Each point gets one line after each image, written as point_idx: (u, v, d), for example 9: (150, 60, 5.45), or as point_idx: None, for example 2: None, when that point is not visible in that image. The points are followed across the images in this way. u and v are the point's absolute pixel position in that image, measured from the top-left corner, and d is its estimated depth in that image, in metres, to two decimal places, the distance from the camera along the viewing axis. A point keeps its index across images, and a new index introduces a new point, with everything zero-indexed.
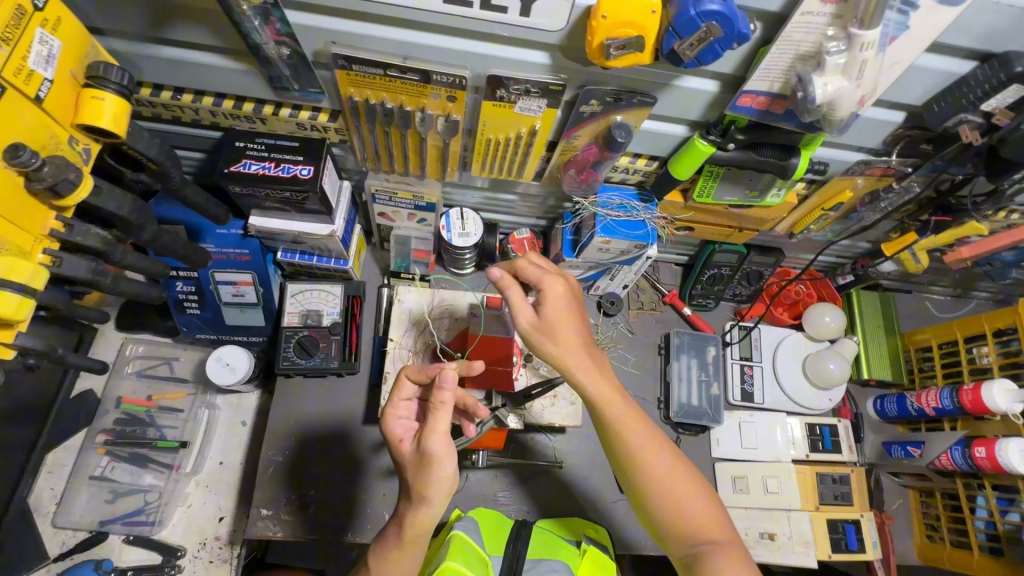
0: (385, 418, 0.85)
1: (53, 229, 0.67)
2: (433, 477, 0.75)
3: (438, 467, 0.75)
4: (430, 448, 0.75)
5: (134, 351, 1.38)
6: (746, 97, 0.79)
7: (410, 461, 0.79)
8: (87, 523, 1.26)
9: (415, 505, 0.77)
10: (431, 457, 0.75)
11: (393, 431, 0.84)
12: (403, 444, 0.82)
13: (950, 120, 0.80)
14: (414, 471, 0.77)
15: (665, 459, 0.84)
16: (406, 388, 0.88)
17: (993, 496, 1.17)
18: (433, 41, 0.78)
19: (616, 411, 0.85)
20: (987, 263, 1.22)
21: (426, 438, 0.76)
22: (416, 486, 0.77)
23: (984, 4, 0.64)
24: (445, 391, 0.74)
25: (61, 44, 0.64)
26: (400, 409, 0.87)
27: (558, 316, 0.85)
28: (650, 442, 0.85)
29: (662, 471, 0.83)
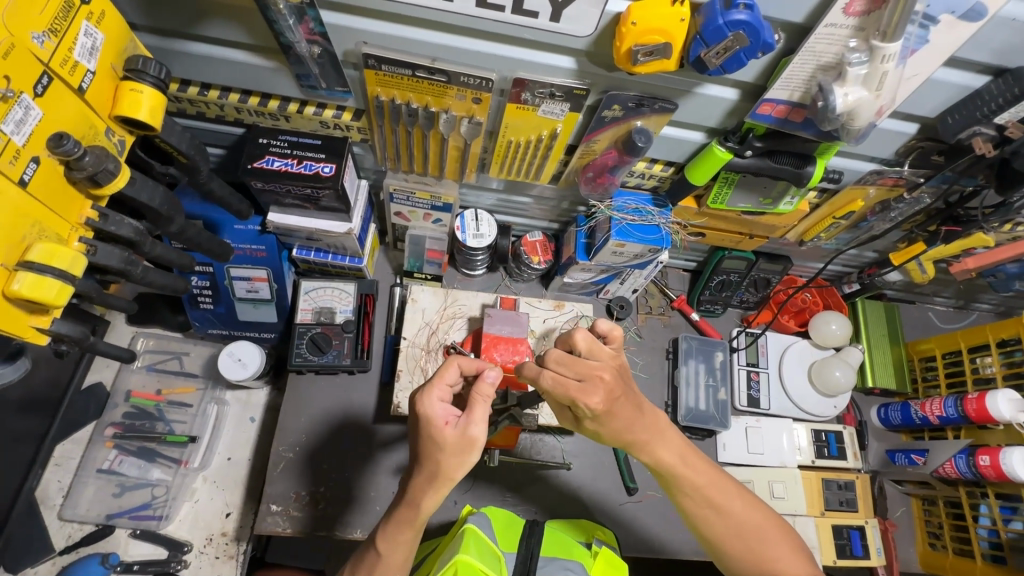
0: (428, 400, 0.77)
1: (89, 218, 0.69)
2: (467, 461, 0.76)
3: (477, 454, 0.77)
4: (478, 434, 0.75)
5: (145, 345, 1.39)
6: (766, 106, 0.80)
7: (450, 443, 0.76)
8: (94, 516, 1.26)
9: (436, 483, 0.76)
10: (474, 442, 0.76)
11: (434, 413, 0.77)
12: (447, 428, 0.76)
13: (963, 133, 0.82)
14: (451, 453, 0.75)
15: (747, 510, 0.86)
16: (450, 372, 0.83)
17: (995, 505, 1.19)
18: (461, 43, 0.80)
19: (688, 477, 0.85)
20: (992, 274, 1.24)
21: (477, 421, 0.76)
22: (446, 468, 0.76)
23: (1000, 21, 0.66)
24: (491, 385, 0.79)
25: (104, 37, 0.66)
26: (440, 390, 0.80)
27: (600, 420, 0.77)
28: (731, 497, 0.86)
29: (736, 527, 0.85)
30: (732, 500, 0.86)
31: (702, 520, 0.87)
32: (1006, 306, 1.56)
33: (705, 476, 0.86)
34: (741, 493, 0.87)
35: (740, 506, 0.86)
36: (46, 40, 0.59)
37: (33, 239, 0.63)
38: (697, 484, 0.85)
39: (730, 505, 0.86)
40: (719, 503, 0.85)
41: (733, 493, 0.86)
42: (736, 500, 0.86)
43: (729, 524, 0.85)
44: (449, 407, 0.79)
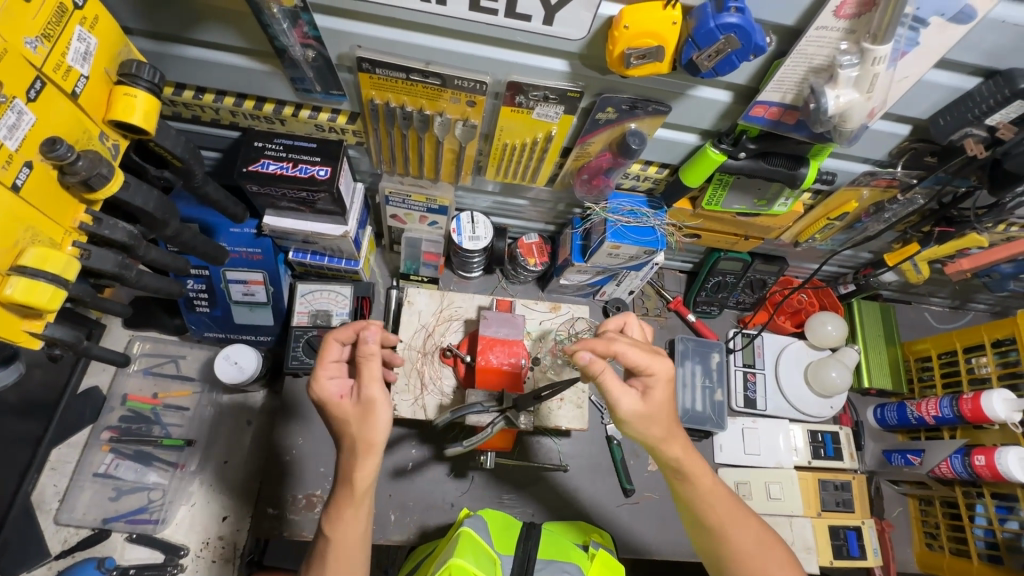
0: (315, 380, 0.81)
1: (83, 223, 0.69)
2: (377, 422, 0.78)
3: (382, 411, 0.79)
4: (372, 393, 0.79)
5: (141, 349, 1.39)
6: (759, 108, 0.81)
7: (352, 414, 0.79)
8: (90, 520, 1.26)
9: (360, 456, 0.79)
10: (372, 401, 0.79)
11: (327, 391, 0.81)
12: (343, 400, 0.80)
13: (956, 134, 0.82)
14: (357, 422, 0.79)
15: (756, 537, 0.84)
16: (335, 349, 0.83)
17: (991, 504, 1.19)
18: (454, 47, 0.80)
19: (698, 479, 0.84)
20: (986, 274, 1.25)
21: (367, 382, 0.79)
22: (362, 437, 0.79)
23: (990, 23, 0.67)
24: (371, 343, 0.78)
25: (97, 42, 0.66)
26: (330, 369, 0.83)
27: (658, 405, 0.81)
28: (743, 522, 0.85)
29: (742, 544, 0.83)
30: (744, 526, 0.84)
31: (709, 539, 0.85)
32: (1002, 306, 1.57)
33: (721, 497, 0.85)
34: (755, 519, 0.85)
35: (750, 531, 0.84)
36: (39, 45, 0.59)
37: (27, 243, 0.63)
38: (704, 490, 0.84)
39: (741, 529, 0.84)
40: (730, 524, 0.84)
41: (745, 519, 0.85)
42: (749, 525, 0.85)
43: (737, 549, 0.83)
44: (343, 381, 0.83)
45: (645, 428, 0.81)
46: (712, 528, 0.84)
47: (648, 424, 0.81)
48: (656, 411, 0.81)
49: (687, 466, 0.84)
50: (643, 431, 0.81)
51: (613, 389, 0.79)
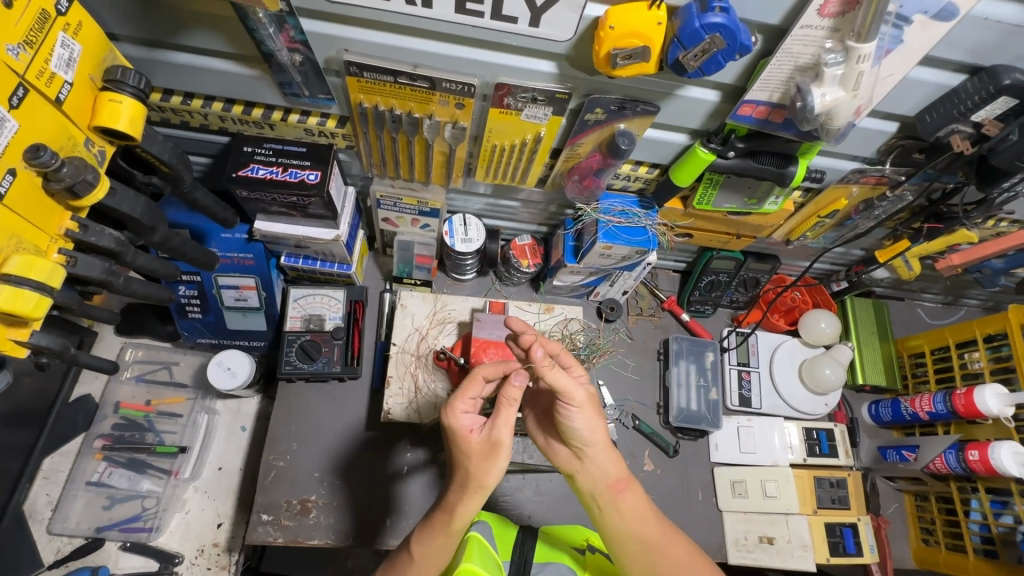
0: (449, 410, 0.81)
1: (69, 230, 0.69)
2: (497, 465, 0.78)
3: (506, 456, 0.79)
4: (503, 435, 0.79)
5: (134, 356, 1.38)
6: (746, 107, 0.81)
7: (477, 449, 0.79)
8: (83, 529, 1.25)
9: (471, 490, 0.79)
10: (500, 444, 0.79)
11: (459, 423, 0.81)
12: (473, 435, 0.80)
13: (941, 131, 0.83)
14: (479, 459, 0.79)
15: (686, 553, 0.84)
16: (476, 384, 0.84)
17: (986, 499, 1.19)
18: (441, 50, 0.80)
19: (629, 497, 0.84)
20: (977, 270, 1.25)
21: (502, 423, 0.79)
22: (476, 475, 0.79)
23: (973, 20, 0.67)
24: (518, 387, 0.78)
25: (81, 48, 0.66)
26: (466, 402, 0.83)
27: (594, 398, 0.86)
28: (671, 538, 0.84)
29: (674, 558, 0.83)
30: (677, 544, 0.84)
31: (647, 560, 0.83)
32: (994, 301, 1.58)
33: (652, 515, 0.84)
34: (680, 537, 0.86)
35: (680, 547, 0.84)
36: (21, 52, 0.58)
37: (10, 251, 0.62)
38: (632, 510, 0.84)
39: (671, 545, 0.84)
40: (663, 540, 0.84)
41: (677, 536, 0.85)
42: (678, 543, 0.85)
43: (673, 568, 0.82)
44: (475, 416, 0.83)
45: (591, 419, 0.82)
46: (645, 547, 0.83)
47: (592, 414, 0.82)
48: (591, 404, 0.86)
49: (621, 475, 0.84)
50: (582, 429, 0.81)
51: (564, 381, 0.79)
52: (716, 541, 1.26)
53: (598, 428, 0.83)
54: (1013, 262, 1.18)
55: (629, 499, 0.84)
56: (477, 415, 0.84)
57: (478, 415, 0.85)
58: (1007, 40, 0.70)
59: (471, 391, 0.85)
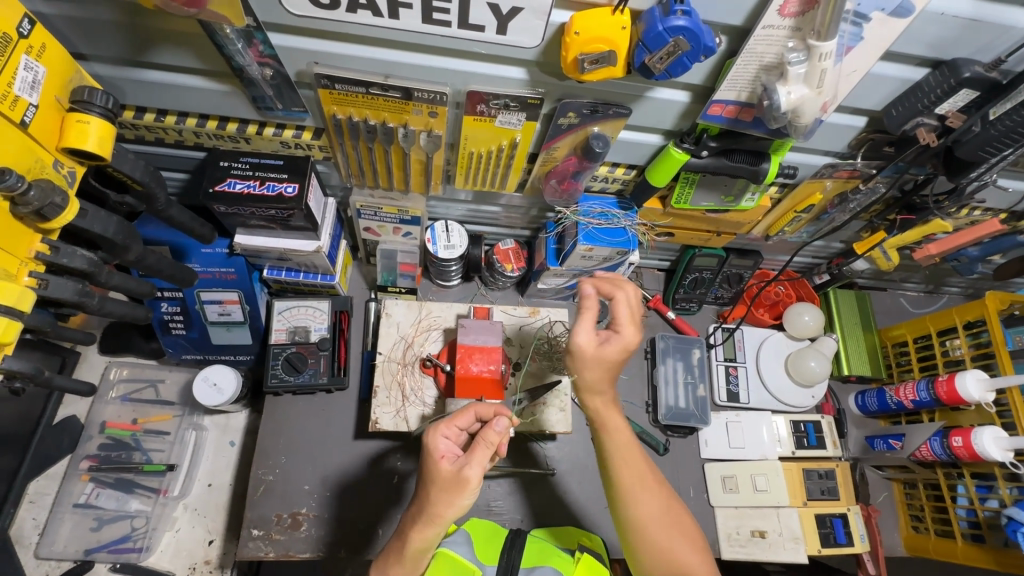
0: (432, 431, 0.82)
1: (39, 252, 0.69)
2: (456, 502, 0.78)
3: (468, 496, 0.78)
4: (471, 474, 0.77)
5: (118, 375, 1.37)
6: (716, 106, 0.82)
7: (444, 478, 0.78)
8: (71, 552, 1.24)
9: (425, 520, 0.79)
10: (467, 482, 0.77)
11: (435, 446, 0.81)
12: (443, 462, 0.79)
13: (908, 124, 0.84)
14: (441, 489, 0.78)
15: (664, 501, 0.89)
16: (466, 417, 0.87)
17: (972, 484, 1.20)
18: (413, 60, 0.80)
19: (615, 436, 0.91)
20: (954, 258, 1.27)
21: (474, 462, 0.78)
22: (435, 505, 0.78)
23: (930, 16, 0.68)
24: (497, 432, 0.79)
25: (45, 70, 0.66)
26: (450, 429, 0.84)
27: (608, 357, 0.87)
28: (649, 486, 0.90)
29: (651, 506, 0.88)
30: (653, 493, 0.89)
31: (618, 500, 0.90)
32: (974, 288, 1.60)
33: (632, 459, 0.91)
34: (660, 488, 0.91)
35: (657, 499, 0.89)
36: None
37: None
38: (620, 447, 0.91)
39: (646, 495, 0.89)
40: (636, 485, 0.89)
41: (656, 489, 0.90)
42: (655, 494, 0.90)
43: (642, 517, 0.88)
44: (452, 445, 0.83)
45: (585, 365, 0.88)
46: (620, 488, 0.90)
47: (590, 364, 0.88)
48: (604, 360, 0.87)
49: (606, 417, 0.92)
50: (578, 368, 0.89)
51: (585, 325, 0.86)
52: (708, 537, 1.27)
53: (592, 376, 0.89)
54: (989, 249, 1.20)
55: (615, 440, 0.91)
56: (455, 447, 0.84)
57: (456, 447, 0.84)
58: (965, 35, 0.72)
59: (459, 423, 0.87)
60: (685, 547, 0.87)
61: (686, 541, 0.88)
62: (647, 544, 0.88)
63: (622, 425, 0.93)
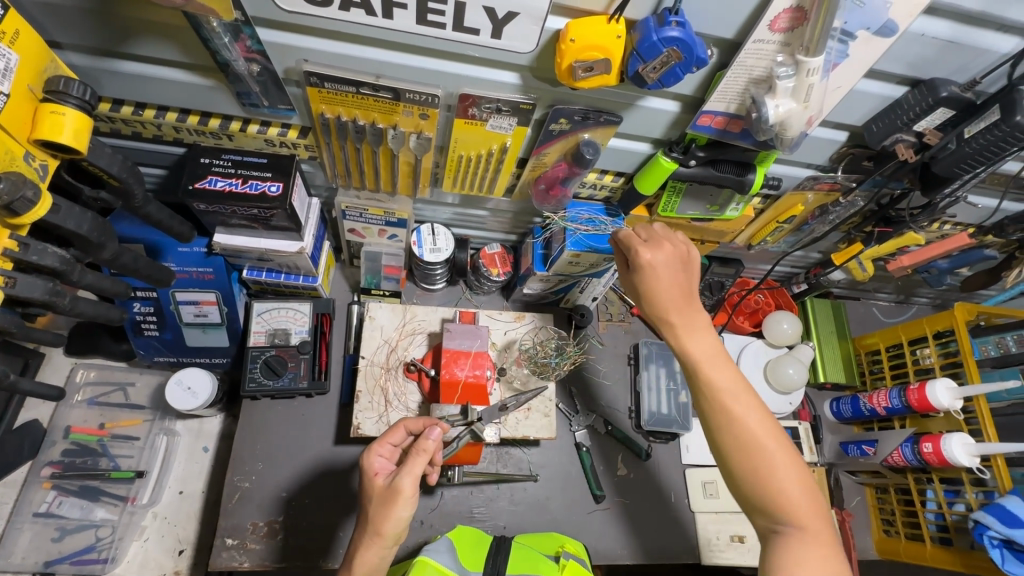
0: (366, 451, 0.91)
1: (7, 249, 0.65)
2: (393, 514, 0.82)
3: (402, 504, 0.83)
4: (402, 484, 0.83)
5: (85, 377, 1.31)
6: (705, 117, 0.84)
7: (377, 492, 0.85)
8: (30, 565, 1.18)
9: (369, 537, 0.83)
10: (398, 492, 0.83)
11: (370, 464, 0.89)
12: (377, 479, 0.87)
13: (887, 140, 0.86)
14: (377, 503, 0.84)
15: (765, 433, 0.79)
16: (399, 433, 0.94)
17: (940, 489, 1.25)
18: (404, 60, 0.79)
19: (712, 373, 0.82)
20: (925, 270, 1.32)
21: (404, 473, 0.84)
22: (375, 520, 0.83)
23: (911, 36, 0.71)
24: (431, 440, 0.85)
25: (18, 57, 0.63)
26: (384, 447, 0.92)
27: (676, 277, 0.86)
28: (753, 408, 0.80)
29: (756, 441, 0.78)
30: (750, 427, 0.79)
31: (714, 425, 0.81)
32: (942, 299, 1.67)
33: (725, 393, 0.81)
34: (765, 411, 0.80)
35: (767, 425, 0.79)
36: None
37: None
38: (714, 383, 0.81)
39: (752, 416, 0.80)
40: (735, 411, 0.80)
41: (757, 416, 0.80)
42: (761, 416, 0.80)
43: (748, 450, 0.78)
44: (387, 463, 0.91)
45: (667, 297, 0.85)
46: (716, 414, 0.81)
47: (672, 293, 0.85)
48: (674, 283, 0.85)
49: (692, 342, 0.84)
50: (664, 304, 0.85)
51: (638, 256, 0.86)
52: (689, 543, 1.27)
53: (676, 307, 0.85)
54: (957, 262, 1.25)
55: (709, 363, 0.82)
56: (390, 464, 0.92)
57: (392, 464, 0.92)
58: (942, 56, 0.74)
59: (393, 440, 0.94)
60: (790, 480, 0.77)
61: (790, 467, 0.78)
62: (749, 469, 0.78)
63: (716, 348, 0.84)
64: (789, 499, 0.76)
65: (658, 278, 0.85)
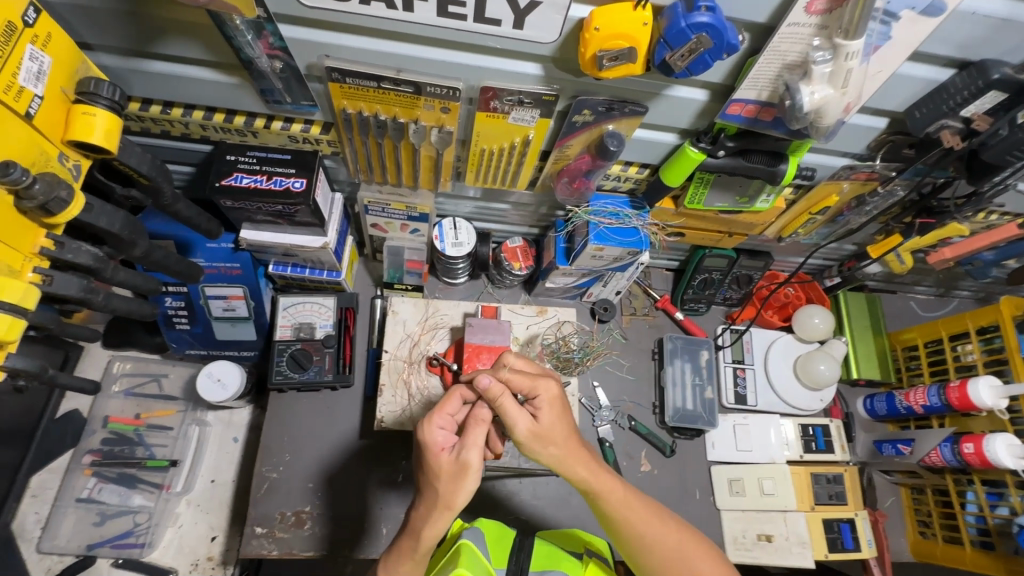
0: (423, 424, 0.79)
1: (44, 248, 0.68)
2: (464, 488, 0.75)
3: (474, 480, 0.76)
4: (470, 458, 0.75)
5: (121, 369, 1.36)
6: (735, 106, 0.81)
7: (445, 469, 0.77)
8: (74, 547, 1.23)
9: (438, 512, 0.76)
10: (468, 467, 0.75)
11: (432, 439, 0.78)
12: (443, 454, 0.77)
13: (932, 126, 0.82)
14: (447, 479, 0.76)
15: (671, 534, 0.83)
16: (454, 402, 0.83)
17: (982, 491, 1.19)
18: (426, 53, 0.79)
19: (613, 501, 0.83)
20: (969, 262, 1.26)
21: (472, 446, 0.76)
22: (446, 496, 0.76)
23: (961, 15, 0.67)
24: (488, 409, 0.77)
25: (51, 60, 0.64)
26: (443, 419, 0.80)
27: (553, 423, 0.82)
28: (658, 522, 0.83)
29: (672, 549, 0.82)
30: (661, 531, 0.83)
31: (635, 551, 0.84)
32: (985, 293, 1.59)
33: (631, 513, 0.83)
34: (664, 516, 0.84)
35: (672, 531, 0.83)
36: None
37: None
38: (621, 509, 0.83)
39: (660, 528, 0.83)
40: (651, 538, 0.82)
41: (662, 521, 0.84)
42: (662, 525, 0.83)
43: (665, 551, 0.82)
44: (449, 435, 0.80)
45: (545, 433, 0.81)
46: (641, 549, 0.83)
47: (553, 430, 0.81)
48: (548, 429, 0.81)
49: (596, 483, 0.83)
50: (548, 451, 0.81)
51: (511, 411, 0.79)
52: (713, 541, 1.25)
53: (563, 448, 0.82)
54: (1004, 253, 1.18)
55: (611, 495, 0.83)
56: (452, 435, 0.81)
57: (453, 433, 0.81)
58: (995, 36, 0.70)
59: (450, 409, 0.82)
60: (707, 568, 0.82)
61: (711, 569, 0.82)
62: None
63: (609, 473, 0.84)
64: None
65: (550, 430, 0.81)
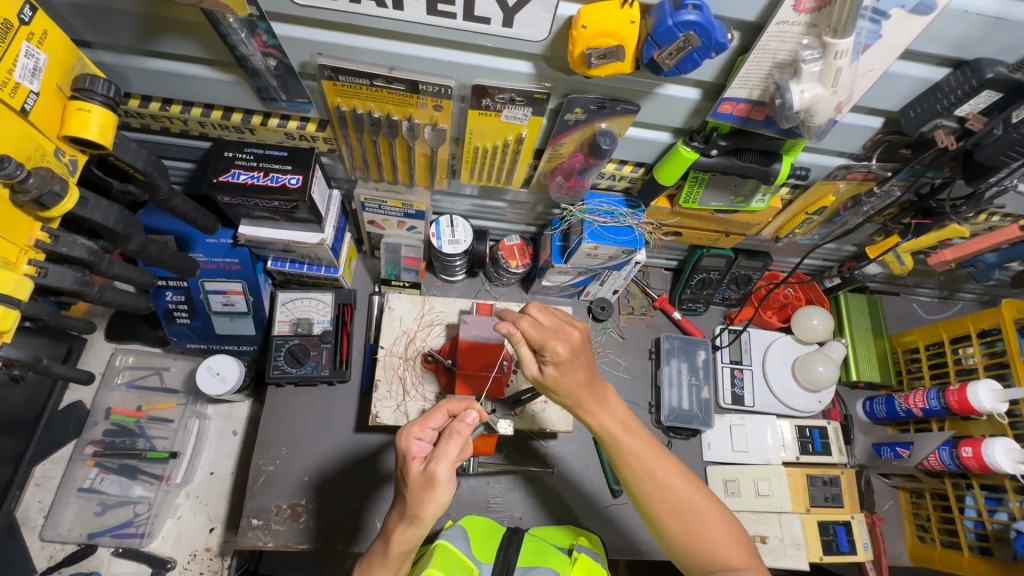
0: (400, 432, 0.80)
1: (39, 241, 0.69)
2: (431, 500, 0.75)
3: (442, 493, 0.75)
4: (439, 471, 0.75)
5: (124, 361, 1.38)
6: (726, 105, 0.80)
7: (414, 479, 0.76)
8: (75, 536, 1.26)
9: (406, 520, 0.76)
10: (436, 479, 0.75)
11: (406, 448, 0.79)
12: (415, 464, 0.77)
13: (926, 125, 0.81)
14: (415, 489, 0.76)
15: (683, 484, 0.85)
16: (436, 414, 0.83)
17: (980, 496, 1.17)
18: (418, 51, 0.79)
19: (628, 445, 0.86)
20: (971, 264, 1.24)
21: (441, 459, 0.75)
22: (413, 505, 0.76)
23: (953, 14, 0.66)
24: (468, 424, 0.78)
25: (47, 57, 0.66)
26: (423, 430, 0.81)
27: (567, 372, 0.83)
28: (672, 472, 0.85)
29: (679, 501, 0.84)
30: (672, 482, 0.85)
31: (645, 501, 0.86)
32: (990, 296, 1.56)
33: (643, 461, 0.85)
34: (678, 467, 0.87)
35: (685, 483, 0.85)
36: None
37: None
38: (635, 453, 0.86)
39: (673, 479, 0.85)
40: (662, 486, 0.84)
41: (674, 471, 0.86)
42: (676, 474, 0.86)
43: (675, 500, 0.84)
44: (426, 446, 0.80)
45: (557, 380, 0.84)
46: (653, 497, 0.85)
47: (563, 379, 0.84)
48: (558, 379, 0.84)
49: (615, 429, 0.87)
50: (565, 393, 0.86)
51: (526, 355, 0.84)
52: None
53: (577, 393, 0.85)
54: (1007, 256, 1.17)
55: (626, 439, 0.86)
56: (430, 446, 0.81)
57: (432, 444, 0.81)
58: (990, 34, 0.69)
59: (433, 421, 0.82)
60: (714, 523, 0.83)
61: (718, 526, 0.83)
62: (678, 525, 0.84)
63: (624, 423, 0.88)
64: (719, 560, 0.82)
65: (562, 378, 0.84)
